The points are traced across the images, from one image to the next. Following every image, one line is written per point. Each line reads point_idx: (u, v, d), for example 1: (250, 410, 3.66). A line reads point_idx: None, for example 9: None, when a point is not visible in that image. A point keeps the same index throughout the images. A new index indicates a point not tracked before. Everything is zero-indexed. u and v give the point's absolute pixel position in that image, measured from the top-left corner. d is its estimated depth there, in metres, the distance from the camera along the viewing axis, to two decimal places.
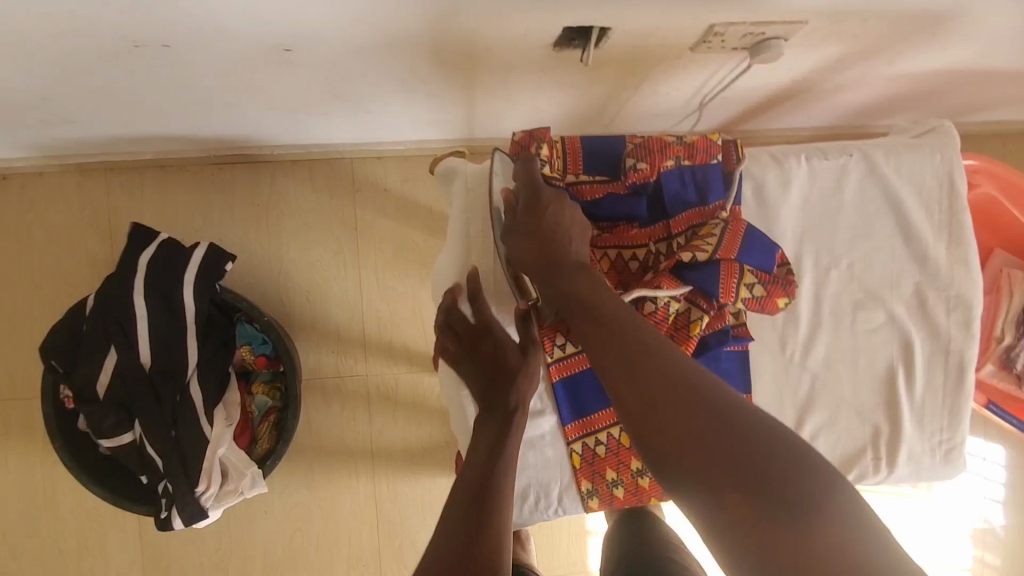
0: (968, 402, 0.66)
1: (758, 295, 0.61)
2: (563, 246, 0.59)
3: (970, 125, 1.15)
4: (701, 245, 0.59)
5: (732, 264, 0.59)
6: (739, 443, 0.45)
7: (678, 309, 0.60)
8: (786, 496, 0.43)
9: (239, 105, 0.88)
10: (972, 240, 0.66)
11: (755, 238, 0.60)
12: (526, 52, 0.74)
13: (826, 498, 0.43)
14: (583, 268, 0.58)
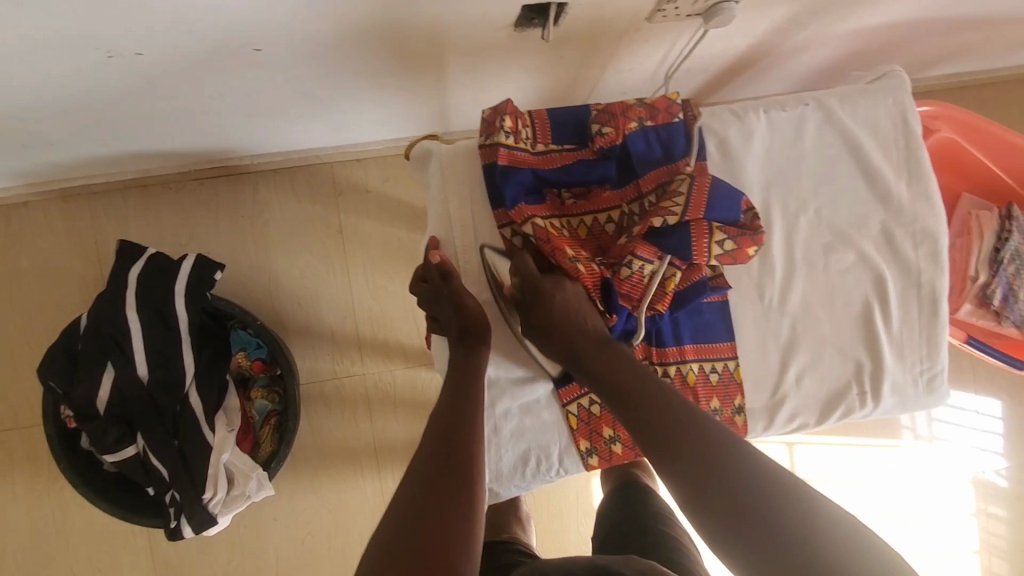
0: (944, 331, 0.69)
1: (729, 249, 0.63)
2: (580, 328, 0.60)
3: (929, 80, 1.19)
4: (667, 209, 0.60)
5: (701, 224, 0.61)
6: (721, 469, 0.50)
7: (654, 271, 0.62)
8: (762, 514, 0.47)
9: (215, 114, 0.89)
10: (932, 175, 0.69)
11: (718, 192, 0.62)
12: (489, 35, 0.77)
13: (799, 509, 0.47)
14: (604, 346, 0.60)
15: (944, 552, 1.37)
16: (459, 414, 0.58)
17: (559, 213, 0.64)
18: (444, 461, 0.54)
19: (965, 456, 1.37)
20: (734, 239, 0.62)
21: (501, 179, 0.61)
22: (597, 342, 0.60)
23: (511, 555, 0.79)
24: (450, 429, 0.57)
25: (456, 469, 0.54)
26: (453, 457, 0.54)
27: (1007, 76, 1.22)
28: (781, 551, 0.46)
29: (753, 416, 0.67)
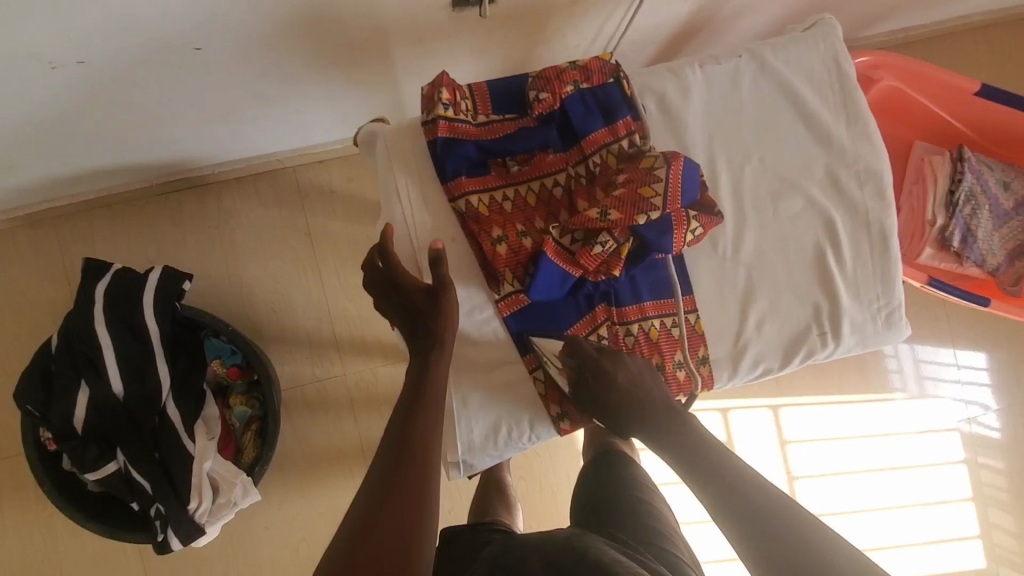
0: (896, 266, 0.70)
1: (698, 234, 0.64)
2: (641, 399, 0.63)
3: (875, 38, 1.21)
4: (649, 204, 0.60)
5: (681, 213, 0.62)
6: (725, 479, 0.57)
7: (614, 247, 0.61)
8: (744, 502, 0.54)
9: (169, 123, 0.90)
10: (869, 114, 0.70)
11: (690, 174, 0.62)
12: (428, 18, 0.78)
13: (782, 504, 0.53)
14: (666, 412, 0.63)
15: (939, 502, 1.38)
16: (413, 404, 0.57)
17: (506, 182, 0.63)
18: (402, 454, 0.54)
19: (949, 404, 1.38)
20: (701, 219, 0.63)
21: (442, 151, 0.62)
22: (658, 410, 0.63)
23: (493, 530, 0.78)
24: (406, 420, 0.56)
25: (412, 461, 0.54)
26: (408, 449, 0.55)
27: (951, 28, 1.24)
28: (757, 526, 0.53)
29: (717, 365, 0.68)
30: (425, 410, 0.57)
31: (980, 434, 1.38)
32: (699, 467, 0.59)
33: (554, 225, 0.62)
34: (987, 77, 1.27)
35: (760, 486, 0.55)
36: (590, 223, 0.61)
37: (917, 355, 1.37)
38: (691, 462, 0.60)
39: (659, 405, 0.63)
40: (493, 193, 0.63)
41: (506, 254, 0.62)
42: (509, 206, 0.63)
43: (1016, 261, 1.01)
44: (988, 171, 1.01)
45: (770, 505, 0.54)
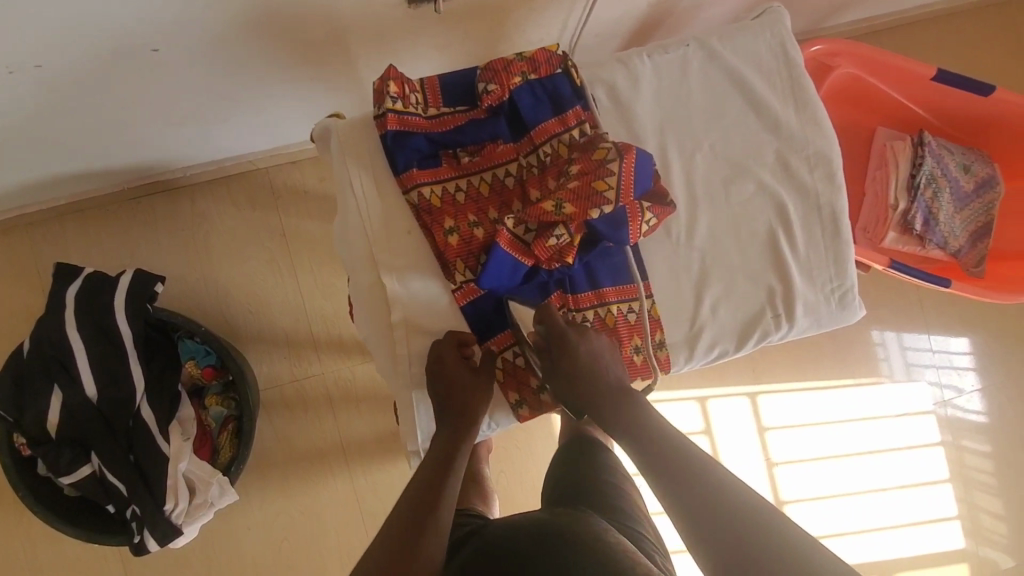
0: (848, 247, 0.71)
1: (653, 224, 0.65)
2: (599, 380, 0.63)
3: (840, 27, 1.23)
4: (603, 197, 0.61)
5: (633, 206, 0.63)
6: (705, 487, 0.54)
7: (567, 239, 0.62)
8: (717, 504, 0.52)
9: (134, 125, 0.90)
10: (818, 100, 0.72)
11: (642, 165, 0.63)
12: (386, 16, 0.78)
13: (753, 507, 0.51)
14: (620, 396, 0.63)
15: (917, 484, 1.39)
16: (441, 471, 0.62)
17: (458, 173, 0.64)
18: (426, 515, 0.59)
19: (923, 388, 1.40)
20: (655, 207, 0.64)
21: (393, 144, 0.62)
22: (612, 394, 0.63)
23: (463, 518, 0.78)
24: (430, 483, 0.61)
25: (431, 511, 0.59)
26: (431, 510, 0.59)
27: (915, 17, 1.26)
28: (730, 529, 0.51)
29: (674, 349, 0.70)
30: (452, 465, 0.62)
31: (956, 416, 1.40)
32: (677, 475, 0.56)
33: (511, 216, 0.63)
34: (953, 62, 1.28)
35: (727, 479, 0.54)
36: (545, 215, 0.61)
37: (903, 343, 1.40)
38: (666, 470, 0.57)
39: (617, 388, 0.64)
40: (445, 185, 0.64)
41: (457, 245, 0.63)
42: (461, 197, 0.64)
43: (977, 242, 1.02)
44: (948, 155, 1.03)
45: (732, 497, 0.53)
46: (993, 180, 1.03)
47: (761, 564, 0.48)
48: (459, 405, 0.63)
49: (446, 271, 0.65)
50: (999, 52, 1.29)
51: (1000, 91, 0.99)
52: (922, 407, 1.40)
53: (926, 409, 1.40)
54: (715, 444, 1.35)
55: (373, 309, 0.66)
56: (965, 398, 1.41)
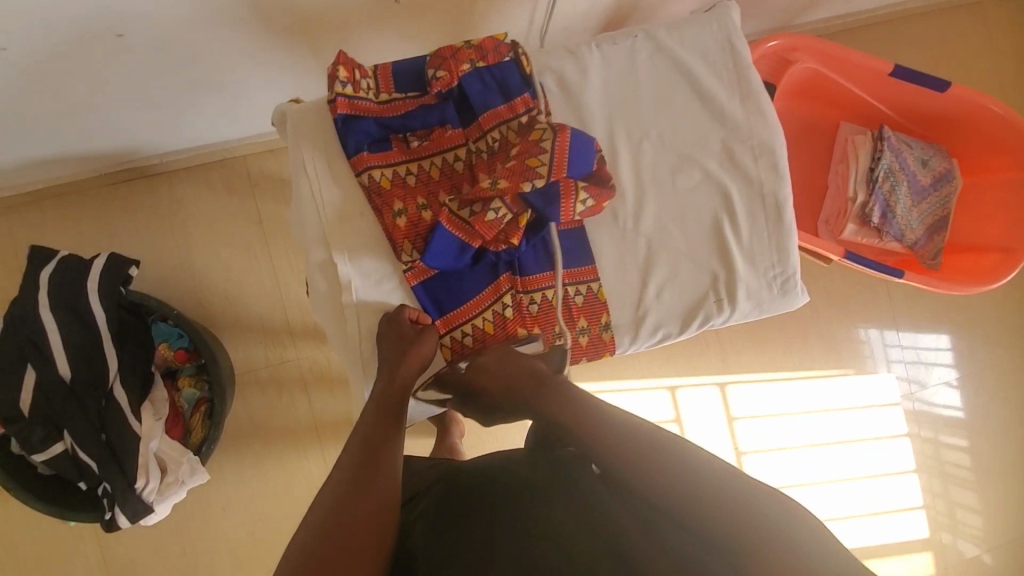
0: (791, 236, 0.74)
1: (589, 206, 0.68)
2: (506, 380, 0.67)
3: (813, 24, 1.24)
4: (535, 172, 0.64)
5: (567, 182, 0.65)
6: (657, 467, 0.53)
7: (504, 215, 0.65)
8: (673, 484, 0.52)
9: (105, 109, 0.92)
10: (763, 92, 0.74)
11: (578, 141, 0.65)
12: (350, 5, 0.80)
13: (706, 479, 0.51)
14: (539, 386, 0.65)
15: (886, 474, 1.41)
16: (386, 432, 0.63)
17: (408, 157, 0.66)
18: (371, 477, 0.59)
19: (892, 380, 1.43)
20: (593, 186, 0.67)
21: (343, 128, 0.65)
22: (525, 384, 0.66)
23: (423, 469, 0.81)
24: (370, 450, 0.62)
25: (375, 475, 0.59)
26: (376, 473, 0.60)
27: (889, 14, 1.27)
28: (688, 507, 0.50)
29: (619, 331, 0.72)
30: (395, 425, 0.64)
31: (923, 409, 1.43)
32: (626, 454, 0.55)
33: (448, 200, 0.66)
34: (924, 59, 1.30)
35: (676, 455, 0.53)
36: (481, 193, 0.64)
37: (882, 338, 1.42)
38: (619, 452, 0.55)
39: (531, 376, 0.66)
40: (395, 169, 0.66)
41: (405, 227, 0.66)
42: (412, 181, 0.67)
43: (934, 236, 1.05)
44: (906, 149, 1.05)
45: (681, 470, 0.52)
46: (950, 175, 1.06)
47: (711, 529, 0.49)
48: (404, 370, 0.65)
49: (394, 252, 0.67)
50: (969, 50, 1.31)
51: (956, 88, 1.00)
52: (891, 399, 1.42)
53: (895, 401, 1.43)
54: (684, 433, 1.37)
55: (328, 288, 0.69)
56: (932, 393, 1.43)
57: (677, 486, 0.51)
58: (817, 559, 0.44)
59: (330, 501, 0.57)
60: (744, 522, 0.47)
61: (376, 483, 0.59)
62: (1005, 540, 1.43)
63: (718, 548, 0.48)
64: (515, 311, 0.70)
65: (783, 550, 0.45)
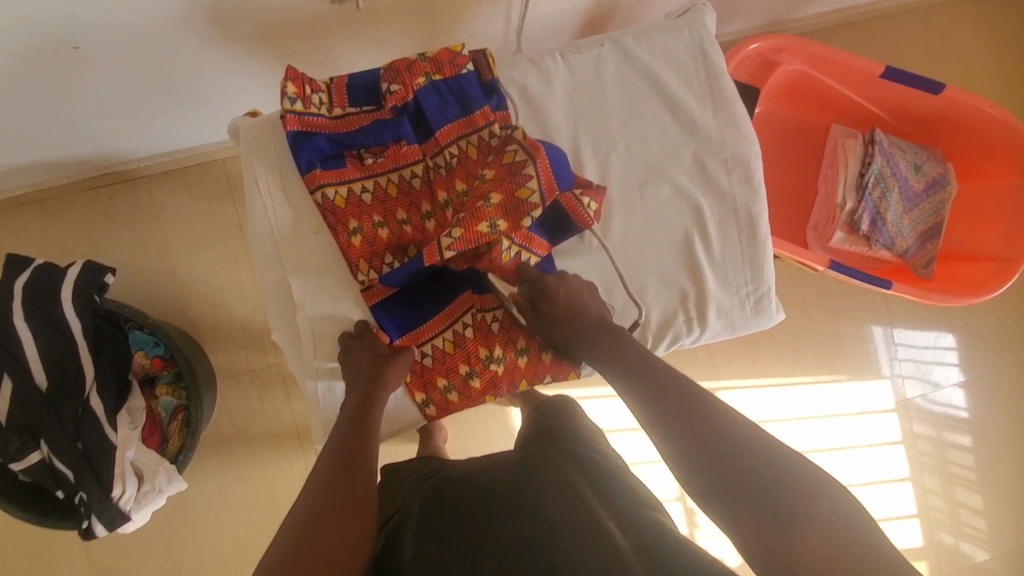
0: (764, 252, 0.72)
1: (591, 207, 0.66)
2: (579, 322, 0.65)
3: (807, 20, 1.19)
4: (529, 205, 0.62)
5: (568, 196, 0.65)
6: (737, 462, 0.51)
7: (514, 250, 0.63)
8: (759, 482, 0.50)
9: (74, 119, 0.90)
10: (737, 102, 0.71)
11: (553, 157, 0.65)
12: (311, 12, 0.77)
13: (785, 476, 0.50)
14: (605, 329, 0.64)
15: (883, 480, 1.38)
16: (356, 450, 0.60)
17: (363, 174, 0.64)
18: (344, 497, 0.56)
19: (899, 380, 1.39)
20: (592, 187, 0.65)
21: (294, 145, 0.63)
22: (601, 331, 0.64)
23: (392, 486, 0.79)
24: (341, 468, 0.58)
25: (341, 499, 0.56)
26: (343, 493, 0.56)
27: (887, 9, 1.22)
28: (772, 508, 0.49)
29: None
30: (362, 439, 0.61)
31: (935, 412, 1.40)
32: (707, 443, 0.53)
33: (448, 241, 0.60)
34: (925, 56, 1.25)
35: (758, 450, 0.52)
36: (482, 236, 0.61)
37: (890, 337, 1.39)
38: (701, 445, 0.53)
39: (599, 323, 0.65)
40: (350, 186, 0.64)
41: (361, 245, 0.64)
42: (368, 199, 0.64)
43: (926, 244, 1.02)
44: (898, 153, 1.01)
45: (765, 468, 0.50)
46: (944, 180, 1.02)
47: (792, 526, 0.48)
48: (369, 385, 0.63)
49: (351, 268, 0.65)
50: (973, 46, 1.25)
51: (951, 90, 0.96)
52: (898, 401, 1.39)
53: (903, 401, 1.39)
54: None
55: (284, 309, 0.67)
56: (945, 393, 1.40)
57: (758, 484, 0.50)
58: (849, 518, 0.47)
59: (293, 528, 0.54)
60: (786, 484, 0.49)
61: (341, 505, 0.56)
62: (1006, 544, 1.40)
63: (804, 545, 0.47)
64: (475, 330, 0.68)
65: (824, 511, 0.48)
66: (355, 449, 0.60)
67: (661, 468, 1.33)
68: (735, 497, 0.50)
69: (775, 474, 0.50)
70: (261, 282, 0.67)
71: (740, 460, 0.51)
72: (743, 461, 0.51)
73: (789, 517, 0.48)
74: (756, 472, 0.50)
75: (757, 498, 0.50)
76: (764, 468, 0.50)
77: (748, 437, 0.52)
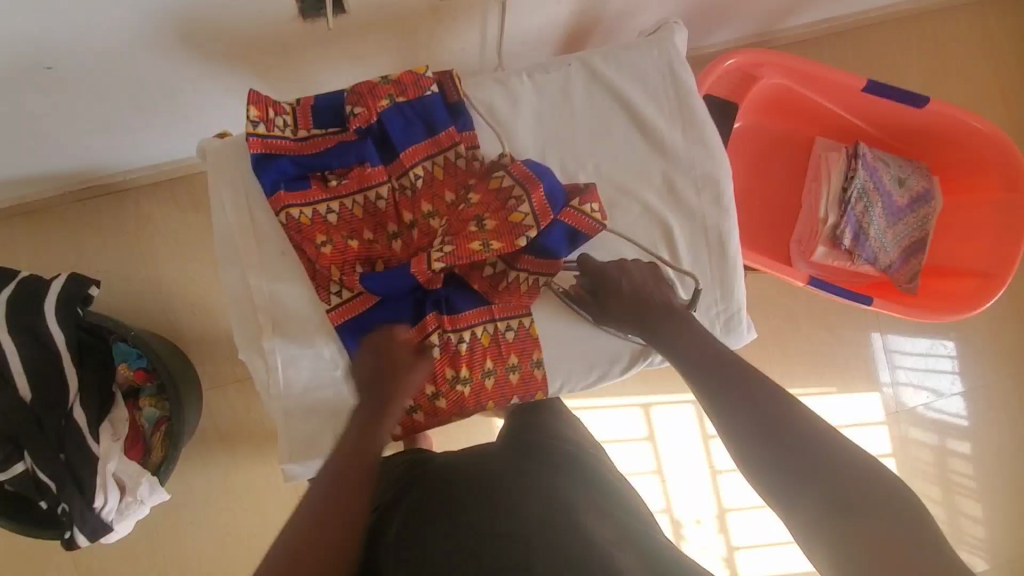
0: (734, 272, 0.71)
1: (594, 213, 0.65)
2: (648, 304, 0.65)
3: (793, 31, 1.18)
4: (523, 227, 0.62)
5: (568, 212, 0.64)
6: (794, 444, 0.49)
7: (527, 281, 0.68)
8: (818, 463, 0.48)
9: (53, 135, 0.90)
10: (707, 120, 0.70)
11: (547, 180, 0.64)
12: (282, 31, 0.77)
13: (843, 460, 0.48)
14: (670, 310, 0.64)
15: None
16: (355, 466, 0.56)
17: (328, 195, 0.64)
18: (340, 510, 0.53)
19: (896, 388, 1.37)
20: (587, 193, 0.64)
21: (258, 167, 0.63)
22: (667, 309, 0.64)
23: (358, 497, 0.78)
24: (336, 485, 0.55)
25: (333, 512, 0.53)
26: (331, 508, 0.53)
27: (875, 18, 1.21)
28: (828, 495, 0.47)
29: (552, 370, 0.70)
30: (361, 454, 0.57)
31: (938, 420, 1.38)
32: (766, 422, 0.51)
33: (437, 255, 0.61)
34: (915, 67, 1.23)
35: (816, 434, 0.49)
36: (473, 254, 0.61)
37: (889, 345, 1.37)
38: (756, 427, 0.52)
39: (666, 303, 0.65)
40: (315, 207, 0.64)
41: (332, 254, 0.64)
42: (333, 219, 0.64)
43: (910, 258, 1.01)
44: (882, 167, 1.00)
45: (820, 451, 0.48)
46: (928, 195, 1.01)
47: (852, 511, 0.46)
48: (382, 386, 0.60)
49: (321, 286, 0.66)
50: (964, 56, 1.24)
51: (935, 103, 0.94)
52: (889, 411, 1.37)
53: (897, 410, 1.37)
54: (659, 449, 1.33)
55: (248, 330, 0.67)
56: (946, 401, 1.38)
57: (814, 468, 0.48)
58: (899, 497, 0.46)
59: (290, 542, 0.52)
60: (845, 471, 0.47)
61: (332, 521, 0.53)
62: (1002, 560, 1.38)
63: (860, 529, 0.45)
64: (443, 351, 0.67)
65: (888, 501, 0.45)
66: (353, 465, 0.56)
67: (648, 479, 1.32)
68: (790, 483, 0.49)
69: (832, 458, 0.48)
70: (229, 303, 0.67)
71: (797, 445, 0.49)
72: (799, 441, 0.49)
73: (845, 501, 0.46)
74: (812, 451, 0.49)
75: (814, 482, 0.47)
76: (820, 451, 0.49)
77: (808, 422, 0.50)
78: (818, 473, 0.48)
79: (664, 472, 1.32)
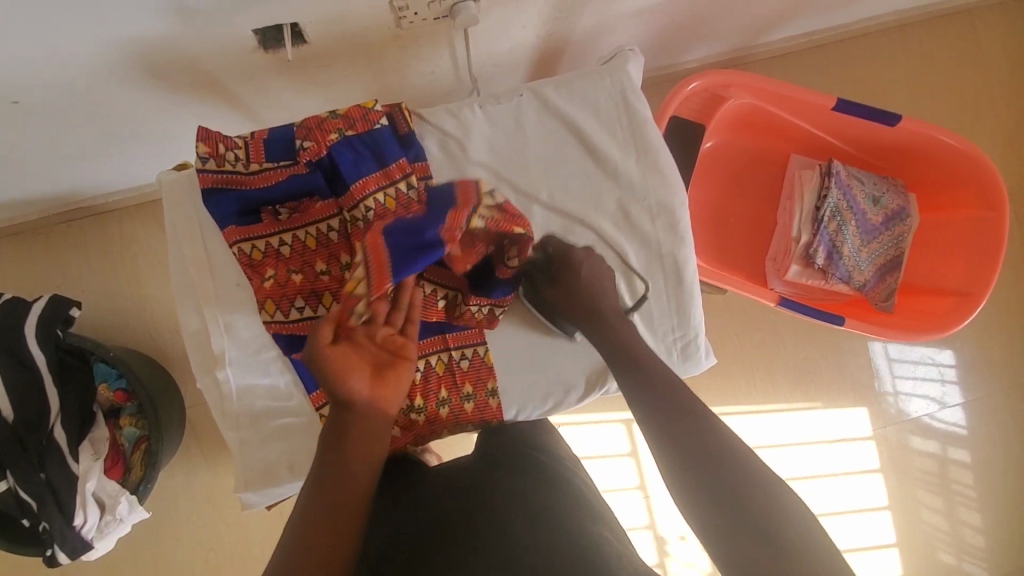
0: (691, 299, 0.71)
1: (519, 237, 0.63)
2: (597, 296, 0.68)
3: (772, 46, 1.17)
4: (355, 298, 0.55)
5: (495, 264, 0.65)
6: (730, 479, 0.50)
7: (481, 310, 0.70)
8: (751, 503, 0.48)
9: (29, 162, 0.92)
10: (662, 148, 0.70)
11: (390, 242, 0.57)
12: (246, 62, 0.78)
13: (773, 502, 0.48)
14: (615, 314, 0.67)
15: (861, 510, 1.33)
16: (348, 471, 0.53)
17: (280, 229, 0.66)
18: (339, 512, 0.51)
19: (903, 398, 1.33)
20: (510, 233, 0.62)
21: (207, 201, 0.65)
22: (610, 311, 0.67)
23: None
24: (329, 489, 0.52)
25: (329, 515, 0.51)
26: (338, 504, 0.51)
27: (856, 32, 1.19)
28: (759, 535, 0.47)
29: (507, 399, 0.72)
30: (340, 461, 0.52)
31: (941, 430, 1.34)
32: (703, 454, 0.52)
33: None
34: (898, 79, 1.22)
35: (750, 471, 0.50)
36: None
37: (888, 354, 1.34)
38: (694, 456, 0.52)
39: (612, 308, 0.67)
40: (268, 240, 0.65)
41: (272, 288, 0.65)
42: (286, 250, 0.66)
43: (886, 276, 1.00)
44: (856, 184, 0.99)
45: (753, 489, 0.49)
46: (904, 213, 1.00)
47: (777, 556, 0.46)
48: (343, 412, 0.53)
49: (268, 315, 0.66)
50: (948, 69, 1.22)
51: (906, 121, 0.93)
52: (880, 427, 1.34)
53: (908, 417, 1.33)
54: (642, 464, 1.32)
55: (205, 361, 0.68)
56: (948, 411, 1.34)
57: (746, 507, 0.48)
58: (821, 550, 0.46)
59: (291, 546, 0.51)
60: (774, 512, 0.47)
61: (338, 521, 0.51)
62: None
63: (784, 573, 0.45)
64: None
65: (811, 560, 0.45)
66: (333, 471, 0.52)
67: (630, 495, 1.31)
68: (723, 520, 0.48)
69: (763, 498, 0.48)
70: (185, 334, 0.68)
71: (733, 482, 0.49)
72: (734, 477, 0.50)
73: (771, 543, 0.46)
74: (745, 489, 0.49)
75: (745, 521, 0.48)
76: (754, 490, 0.49)
77: (745, 460, 0.51)
78: (749, 514, 0.48)
79: (647, 488, 1.31)
